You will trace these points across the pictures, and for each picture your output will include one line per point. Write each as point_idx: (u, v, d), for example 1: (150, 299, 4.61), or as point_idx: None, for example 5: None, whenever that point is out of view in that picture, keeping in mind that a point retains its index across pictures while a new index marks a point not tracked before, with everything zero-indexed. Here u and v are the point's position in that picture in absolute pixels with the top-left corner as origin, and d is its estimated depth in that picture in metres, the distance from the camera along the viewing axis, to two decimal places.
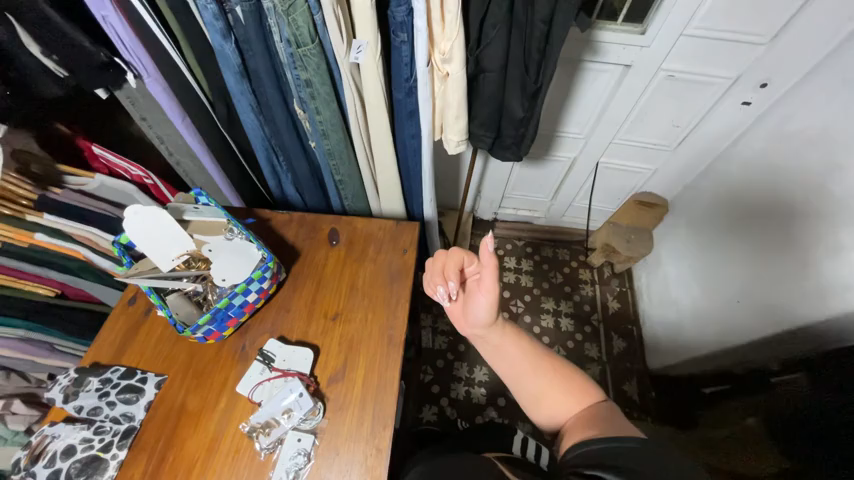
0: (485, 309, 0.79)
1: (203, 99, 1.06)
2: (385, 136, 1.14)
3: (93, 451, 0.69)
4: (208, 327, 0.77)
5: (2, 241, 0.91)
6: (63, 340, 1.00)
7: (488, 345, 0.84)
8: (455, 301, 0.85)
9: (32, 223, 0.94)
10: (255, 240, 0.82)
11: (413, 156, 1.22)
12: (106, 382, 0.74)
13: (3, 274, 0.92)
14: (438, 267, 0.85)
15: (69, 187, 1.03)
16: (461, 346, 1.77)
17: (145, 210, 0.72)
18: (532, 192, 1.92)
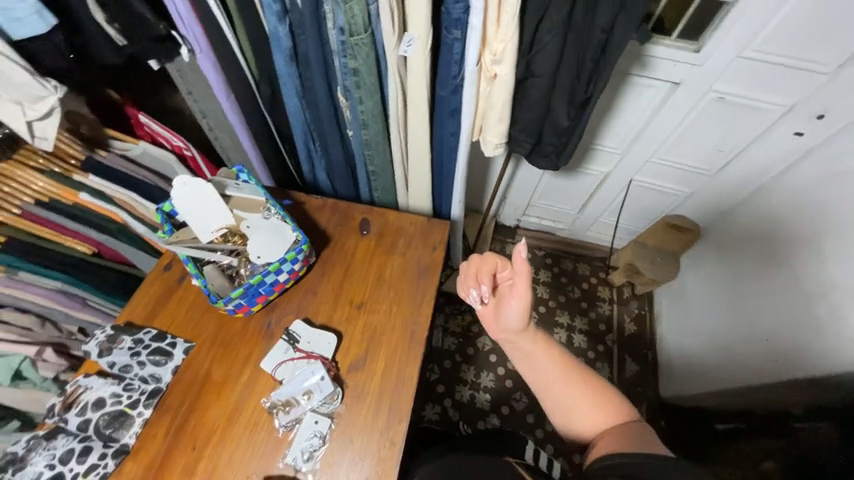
0: (517, 313, 0.78)
1: (252, 79, 1.07)
2: (422, 132, 1.14)
3: (121, 406, 0.72)
4: (240, 300, 0.78)
5: (52, 197, 0.97)
6: (95, 296, 1.02)
7: (517, 351, 0.83)
8: (488, 305, 0.84)
9: (79, 183, 0.99)
10: (291, 222, 0.83)
11: (447, 154, 1.21)
12: (138, 342, 0.77)
13: (47, 227, 0.96)
14: (471, 271, 0.86)
15: (114, 151, 1.11)
16: (469, 350, 1.75)
17: (195, 183, 0.77)
18: (558, 203, 1.89)
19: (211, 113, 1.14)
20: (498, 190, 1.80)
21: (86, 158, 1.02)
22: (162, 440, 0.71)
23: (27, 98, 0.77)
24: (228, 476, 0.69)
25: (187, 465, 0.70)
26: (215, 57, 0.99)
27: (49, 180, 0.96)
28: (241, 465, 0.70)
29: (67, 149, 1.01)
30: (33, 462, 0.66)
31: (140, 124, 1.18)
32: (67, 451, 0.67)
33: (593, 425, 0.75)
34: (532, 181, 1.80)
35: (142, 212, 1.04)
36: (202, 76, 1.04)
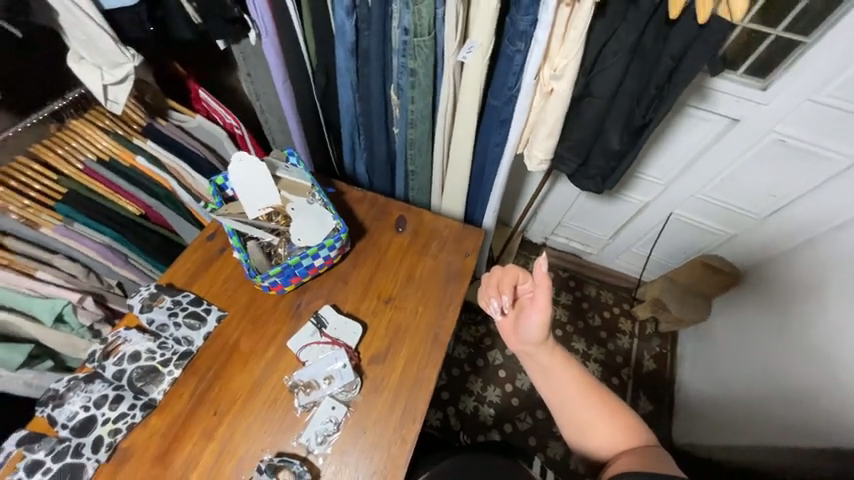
0: (535, 325, 0.77)
1: (311, 68, 1.11)
2: (467, 138, 1.14)
3: (154, 362, 0.75)
4: (275, 278, 0.81)
5: (112, 158, 1.03)
6: (137, 255, 1.07)
7: (535, 364, 0.81)
8: (507, 317, 0.83)
9: (138, 146, 1.06)
10: (334, 210, 0.85)
11: (487, 163, 1.22)
12: (177, 303, 0.81)
13: (102, 184, 1.02)
14: (493, 281, 0.85)
15: (172, 121, 1.17)
16: (479, 363, 1.73)
17: (249, 160, 0.81)
18: (590, 226, 1.85)
19: (266, 96, 1.18)
20: (530, 206, 1.78)
21: (146, 125, 1.09)
22: (187, 401, 0.74)
23: (107, 64, 0.83)
24: (244, 445, 0.72)
25: (207, 428, 0.73)
26: (279, 45, 1.02)
27: (113, 140, 1.03)
28: (257, 436, 0.72)
29: (132, 115, 1.08)
30: (70, 401, 0.70)
31: (199, 101, 1.22)
32: (101, 396, 0.71)
33: (610, 444, 0.72)
34: (568, 201, 1.77)
35: (190, 183, 1.11)
36: (264, 59, 1.07)
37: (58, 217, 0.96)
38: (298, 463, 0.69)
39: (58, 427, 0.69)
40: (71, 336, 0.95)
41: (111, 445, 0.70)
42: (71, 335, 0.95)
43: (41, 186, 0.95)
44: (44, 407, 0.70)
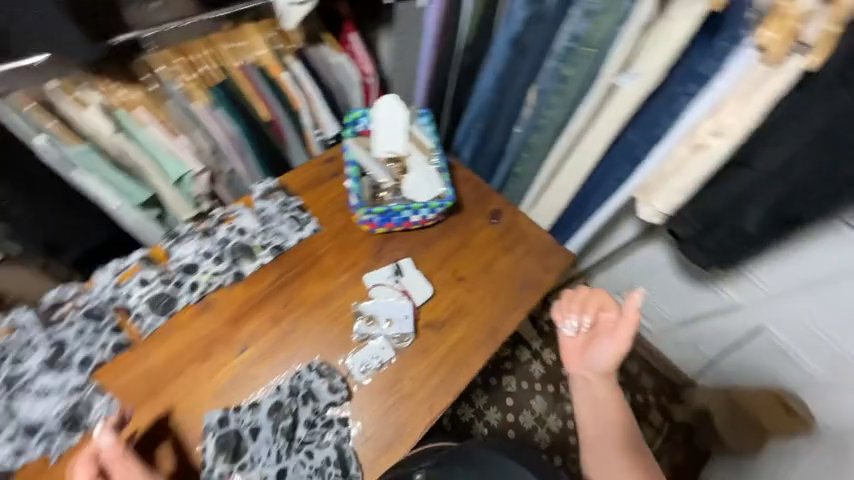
0: (609, 353, 0.78)
1: (461, 42, 1.06)
2: (586, 164, 1.05)
3: (252, 243, 0.84)
4: (376, 216, 0.87)
5: (263, 66, 1.05)
6: (252, 154, 1.12)
7: (585, 391, 0.81)
8: (576, 337, 0.82)
9: (287, 63, 1.09)
10: (447, 179, 0.90)
11: (594, 195, 1.12)
12: (286, 203, 0.91)
13: (247, 84, 1.04)
14: (577, 297, 0.83)
15: (320, 50, 1.14)
16: (492, 381, 1.58)
17: (395, 104, 0.89)
18: (665, 304, 1.47)
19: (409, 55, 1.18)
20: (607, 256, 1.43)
21: (300, 49, 1.09)
22: (264, 288, 0.81)
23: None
24: (291, 349, 0.77)
25: (275, 314, 0.79)
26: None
27: (271, 48, 1.05)
28: (312, 341, 0.78)
29: (292, 36, 1.07)
30: (183, 246, 0.81)
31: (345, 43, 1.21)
32: (208, 251, 0.82)
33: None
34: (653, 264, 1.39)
35: (316, 109, 1.15)
36: (422, 22, 1.05)
37: (207, 99, 1.00)
38: (340, 377, 0.75)
39: (172, 260, 0.80)
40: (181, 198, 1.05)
41: (201, 290, 0.78)
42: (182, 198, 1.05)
43: (200, 71, 0.99)
44: (167, 240, 0.81)
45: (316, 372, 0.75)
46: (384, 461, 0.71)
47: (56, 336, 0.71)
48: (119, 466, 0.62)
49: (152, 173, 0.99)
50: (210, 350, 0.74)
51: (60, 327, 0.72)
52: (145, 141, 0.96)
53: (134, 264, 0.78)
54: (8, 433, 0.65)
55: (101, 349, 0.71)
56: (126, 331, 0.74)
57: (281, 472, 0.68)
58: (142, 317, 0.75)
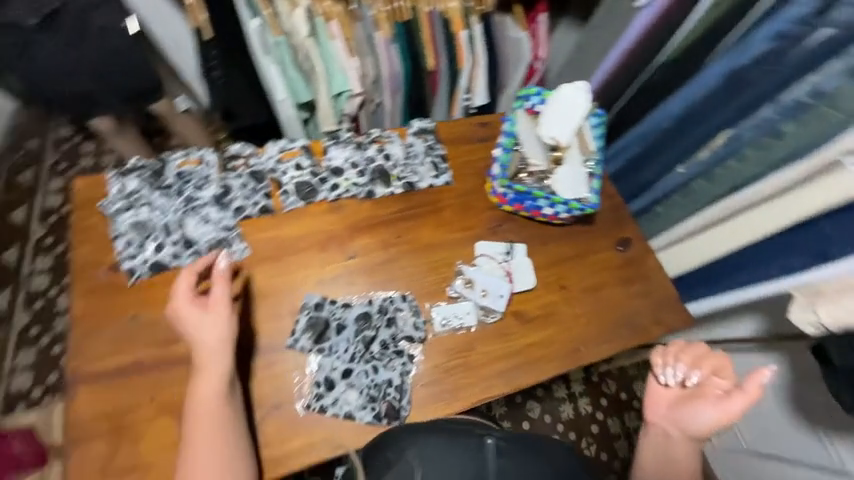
0: (710, 417, 0.73)
1: (662, 56, 0.95)
2: (748, 235, 0.88)
3: (389, 171, 0.90)
4: (512, 193, 0.87)
5: (449, 17, 1.10)
6: (401, 95, 1.21)
7: (663, 444, 0.77)
8: (675, 388, 0.79)
9: (471, 22, 1.12)
10: (597, 186, 0.88)
11: (737, 271, 0.94)
12: (431, 148, 0.94)
13: (428, 30, 1.11)
14: (692, 351, 0.80)
15: (506, 20, 1.18)
16: (516, 398, 1.36)
17: (582, 94, 0.89)
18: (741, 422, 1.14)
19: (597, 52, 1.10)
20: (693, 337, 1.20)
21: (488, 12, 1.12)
22: (388, 213, 0.87)
23: None
24: (383, 276, 0.82)
25: (387, 240, 0.85)
26: (664, 14, 0.89)
27: (463, 5, 1.09)
28: (408, 278, 0.83)
29: None
30: (336, 150, 0.89)
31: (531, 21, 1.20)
32: (356, 162, 0.89)
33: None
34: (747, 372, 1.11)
35: (474, 74, 1.19)
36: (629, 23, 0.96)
37: (391, 31, 1.08)
38: (423, 319, 0.79)
39: (325, 158, 0.88)
40: (330, 111, 1.18)
41: (339, 192, 0.86)
42: (330, 111, 1.18)
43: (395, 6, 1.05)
44: (327, 140, 0.90)
45: (408, 304, 0.80)
46: (433, 410, 0.74)
47: (225, 180, 0.82)
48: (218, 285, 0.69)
49: (323, 79, 1.10)
50: (325, 245, 0.82)
51: (229, 175, 0.83)
52: (328, 51, 1.07)
53: (295, 149, 0.88)
54: (175, 239, 0.77)
55: (252, 204, 0.82)
56: (273, 199, 0.83)
57: (348, 371, 0.73)
58: (289, 194, 0.84)
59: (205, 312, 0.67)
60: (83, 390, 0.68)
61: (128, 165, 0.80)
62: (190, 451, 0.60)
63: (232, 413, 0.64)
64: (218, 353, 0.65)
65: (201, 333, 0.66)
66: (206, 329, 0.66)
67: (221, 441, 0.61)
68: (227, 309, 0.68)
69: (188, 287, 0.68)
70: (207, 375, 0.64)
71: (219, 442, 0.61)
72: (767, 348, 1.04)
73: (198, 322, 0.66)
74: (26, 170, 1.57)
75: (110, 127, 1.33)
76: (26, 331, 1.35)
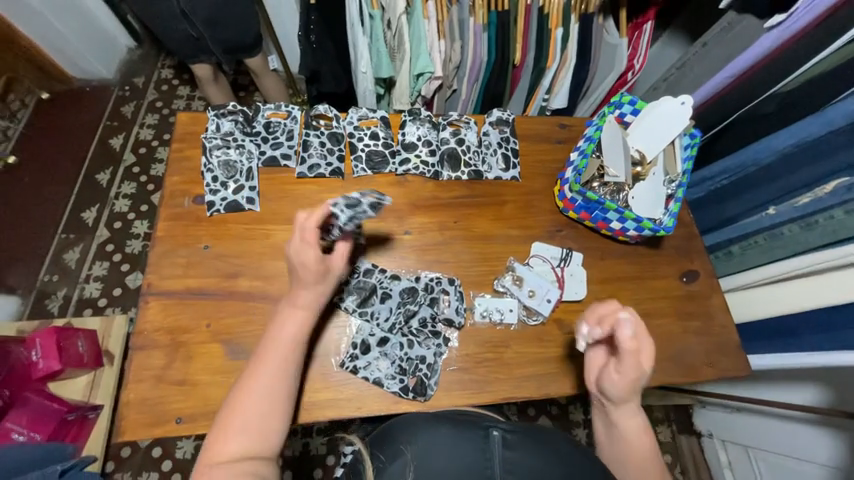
0: (617, 380, 0.62)
1: (776, 88, 0.87)
2: (837, 297, 0.78)
3: (458, 156, 0.90)
4: (580, 199, 0.85)
5: (547, 13, 1.07)
6: (480, 85, 1.20)
7: (605, 418, 0.66)
8: (595, 353, 0.68)
9: (569, 21, 1.08)
10: (675, 209, 0.82)
11: (813, 331, 0.85)
12: (505, 141, 0.93)
13: (523, 23, 1.08)
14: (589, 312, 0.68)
15: (606, 23, 1.12)
16: (529, 410, 1.34)
17: (681, 110, 0.83)
18: None
19: (699, 71, 1.03)
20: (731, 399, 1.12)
21: (589, 13, 1.07)
22: (450, 197, 0.88)
23: None
24: (433, 257, 0.83)
25: (444, 223, 0.86)
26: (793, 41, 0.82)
27: (566, 1, 1.05)
28: (458, 264, 0.83)
29: None
30: (412, 126, 0.90)
31: (634, 29, 1.14)
32: (430, 140, 0.90)
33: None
34: (790, 443, 1.02)
35: (560, 75, 1.16)
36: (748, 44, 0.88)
37: (485, 19, 1.07)
38: (464, 306, 0.80)
39: (400, 132, 0.90)
40: (407, 91, 1.18)
41: (407, 168, 0.88)
42: (407, 91, 1.18)
43: None
44: (406, 115, 0.91)
45: (454, 289, 0.80)
46: (460, 396, 0.74)
47: (306, 137, 0.86)
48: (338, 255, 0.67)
49: (409, 57, 1.11)
50: (384, 216, 0.85)
51: (311, 133, 0.87)
52: (418, 31, 1.07)
53: (375, 119, 0.90)
54: (253, 185, 0.83)
55: (326, 164, 0.86)
56: (345, 164, 0.87)
57: (384, 339, 0.76)
58: (359, 161, 0.87)
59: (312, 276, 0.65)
60: (153, 302, 0.75)
61: (226, 107, 0.86)
62: (244, 383, 0.58)
63: (296, 369, 0.62)
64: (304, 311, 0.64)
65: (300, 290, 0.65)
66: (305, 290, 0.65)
67: (275, 388, 0.59)
68: (330, 285, 0.67)
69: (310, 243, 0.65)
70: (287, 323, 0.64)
71: (274, 387, 0.58)
72: (818, 422, 0.94)
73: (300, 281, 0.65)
74: (130, 103, 1.75)
75: (208, 73, 1.45)
76: (104, 246, 1.53)
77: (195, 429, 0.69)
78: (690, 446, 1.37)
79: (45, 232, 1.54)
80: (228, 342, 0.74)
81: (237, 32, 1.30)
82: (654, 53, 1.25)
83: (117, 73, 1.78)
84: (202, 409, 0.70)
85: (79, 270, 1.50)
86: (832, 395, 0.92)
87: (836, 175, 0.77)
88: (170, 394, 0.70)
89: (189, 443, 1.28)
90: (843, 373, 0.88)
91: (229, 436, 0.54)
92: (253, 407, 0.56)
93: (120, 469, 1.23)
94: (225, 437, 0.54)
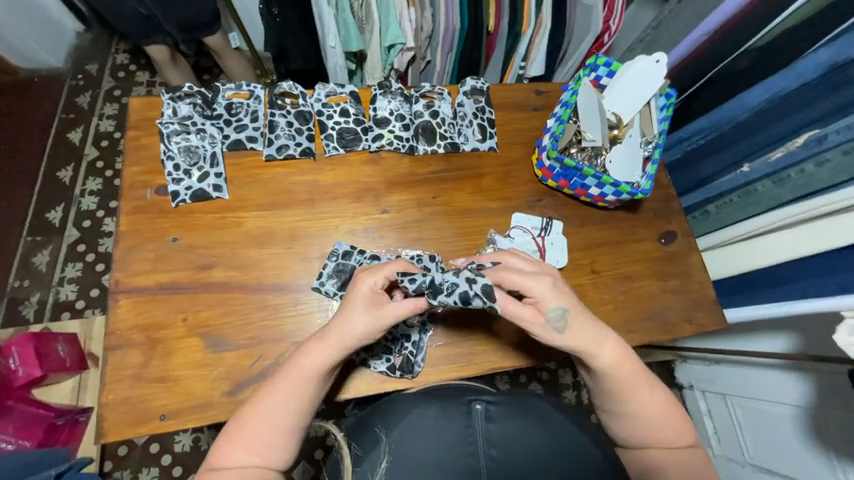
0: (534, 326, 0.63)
1: (750, 44, 0.86)
2: (808, 249, 0.80)
3: (433, 129, 0.87)
4: (558, 166, 0.84)
5: None
6: (454, 55, 1.15)
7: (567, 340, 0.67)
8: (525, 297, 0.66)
9: None
10: (652, 171, 0.82)
11: (788, 281, 0.87)
12: (480, 111, 0.91)
13: None
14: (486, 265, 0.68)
15: None
16: (520, 377, 1.36)
17: (656, 69, 0.81)
18: (748, 434, 1.15)
19: (673, 31, 1.01)
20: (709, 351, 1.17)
21: None
22: (428, 171, 0.86)
23: None
24: (414, 234, 0.82)
25: (422, 199, 0.84)
26: None
27: None
28: (440, 240, 0.82)
29: None
30: (383, 100, 0.86)
31: None
32: (402, 114, 0.87)
33: (681, 461, 0.59)
34: (763, 388, 1.07)
35: (535, 41, 1.12)
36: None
37: None
38: None
39: (372, 107, 0.86)
40: (379, 65, 1.13)
41: (381, 144, 0.85)
42: (379, 65, 1.13)
43: None
44: (376, 89, 0.87)
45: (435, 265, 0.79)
46: (447, 371, 0.75)
47: (271, 117, 0.82)
48: (401, 308, 0.62)
49: (378, 28, 1.06)
50: (361, 196, 0.82)
51: (276, 113, 0.82)
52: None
53: (343, 94, 0.86)
54: (218, 171, 0.79)
55: (295, 145, 0.82)
56: (315, 143, 0.83)
57: None
58: (330, 140, 0.83)
59: (365, 303, 0.62)
60: (124, 301, 0.72)
61: (182, 89, 0.81)
62: (258, 399, 0.59)
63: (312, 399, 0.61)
64: (336, 348, 0.61)
65: (345, 319, 0.62)
66: (352, 319, 0.61)
67: (285, 416, 0.59)
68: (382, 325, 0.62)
69: (375, 276, 0.63)
70: (311, 357, 0.61)
71: (283, 416, 0.59)
72: (789, 366, 0.99)
73: (351, 305, 0.62)
74: (85, 93, 1.64)
75: (165, 56, 1.37)
76: (76, 246, 1.46)
77: (181, 423, 0.67)
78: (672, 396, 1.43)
79: (10, 236, 1.46)
80: (208, 335, 0.72)
81: (193, 8, 1.21)
82: (629, 14, 1.22)
83: (66, 60, 1.65)
84: (188, 404, 0.68)
85: (51, 273, 1.43)
86: (802, 341, 0.96)
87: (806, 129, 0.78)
88: (151, 392, 0.68)
89: (187, 436, 1.27)
90: (812, 320, 0.91)
91: (233, 447, 0.56)
92: (260, 428, 0.57)
93: (119, 468, 1.22)
94: (230, 444, 0.57)
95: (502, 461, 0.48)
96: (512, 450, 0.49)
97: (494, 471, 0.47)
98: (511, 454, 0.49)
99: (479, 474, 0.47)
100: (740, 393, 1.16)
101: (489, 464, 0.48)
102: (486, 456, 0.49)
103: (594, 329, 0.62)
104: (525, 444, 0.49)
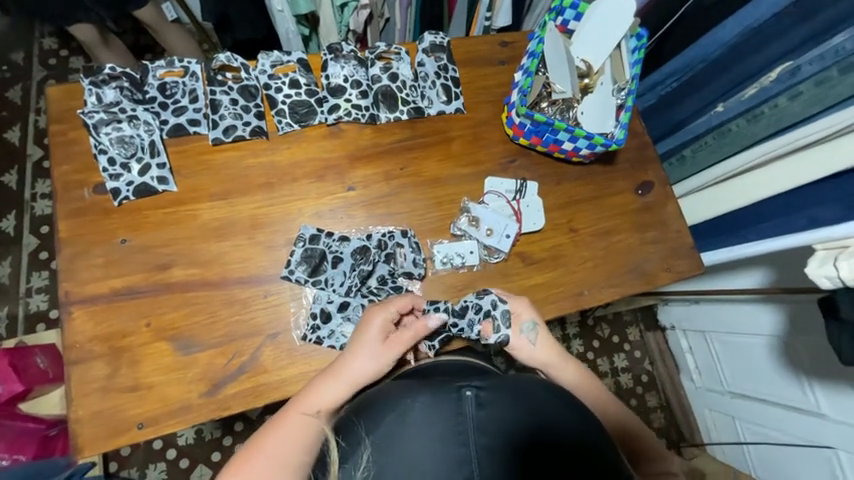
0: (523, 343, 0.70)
1: None
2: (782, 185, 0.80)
3: (393, 93, 0.81)
4: (528, 123, 0.79)
5: None
6: (414, 10, 1.07)
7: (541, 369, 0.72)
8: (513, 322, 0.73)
9: None
10: (625, 119, 0.79)
11: (764, 219, 0.87)
12: (442, 69, 0.84)
13: None
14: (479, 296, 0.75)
15: None
16: None
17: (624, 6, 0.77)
18: (726, 367, 1.21)
19: None
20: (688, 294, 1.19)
21: None
22: (393, 140, 0.80)
23: None
24: (385, 209, 0.77)
25: (390, 172, 0.79)
26: None
27: None
28: (412, 213, 0.78)
29: None
30: (335, 66, 0.79)
31: None
32: (359, 80, 0.80)
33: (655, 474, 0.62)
34: (742, 325, 1.10)
35: None
36: None
37: None
38: (423, 256, 0.76)
39: (324, 75, 0.79)
40: (333, 27, 1.04)
41: (338, 115, 0.78)
42: (333, 27, 1.04)
43: None
44: (325, 53, 0.79)
45: (409, 240, 0.76)
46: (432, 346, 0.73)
47: (211, 96, 0.74)
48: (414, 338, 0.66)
49: None
50: (323, 174, 0.77)
51: (217, 90, 0.74)
52: None
53: (291, 63, 0.78)
54: (161, 161, 0.71)
55: (243, 125, 0.75)
56: (266, 121, 0.76)
57: (344, 305, 0.72)
58: (282, 116, 0.77)
59: (379, 337, 0.65)
60: (78, 312, 0.67)
61: (105, 72, 0.72)
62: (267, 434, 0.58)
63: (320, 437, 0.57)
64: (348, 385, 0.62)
65: (359, 353, 0.64)
66: (367, 353, 0.64)
67: (291, 452, 0.56)
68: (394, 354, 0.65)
69: (390, 310, 0.66)
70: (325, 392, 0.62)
71: (288, 449, 0.56)
72: (766, 301, 1.01)
73: (365, 339, 0.64)
74: (14, 86, 1.48)
75: (94, 35, 1.23)
76: (36, 254, 1.37)
77: (162, 429, 0.65)
78: (656, 339, 1.46)
79: None
80: (176, 338, 0.68)
81: None
82: None
83: None
84: (164, 410, 0.65)
85: (16, 286, 1.34)
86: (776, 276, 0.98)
87: (779, 61, 0.75)
88: (124, 402, 0.65)
89: (189, 429, 1.26)
90: (785, 255, 0.93)
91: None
92: (264, 463, 0.55)
93: (125, 467, 1.20)
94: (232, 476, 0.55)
95: (493, 448, 0.46)
96: (503, 434, 0.48)
97: (485, 460, 0.46)
98: (502, 440, 0.47)
99: (471, 467, 0.46)
100: (720, 331, 1.19)
101: (480, 452, 0.47)
102: (477, 445, 0.47)
103: (558, 353, 0.70)
104: (512, 428, 0.48)
